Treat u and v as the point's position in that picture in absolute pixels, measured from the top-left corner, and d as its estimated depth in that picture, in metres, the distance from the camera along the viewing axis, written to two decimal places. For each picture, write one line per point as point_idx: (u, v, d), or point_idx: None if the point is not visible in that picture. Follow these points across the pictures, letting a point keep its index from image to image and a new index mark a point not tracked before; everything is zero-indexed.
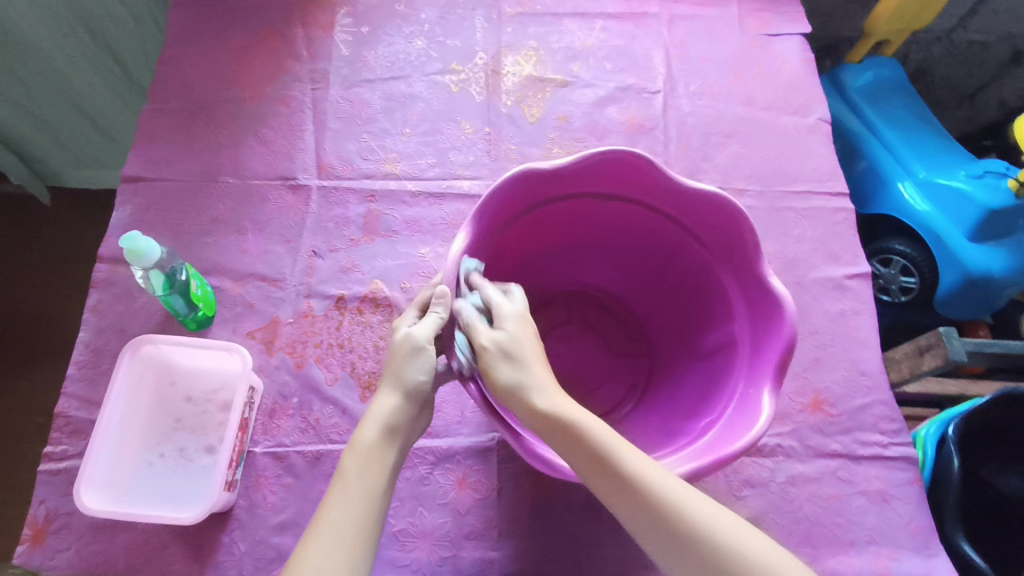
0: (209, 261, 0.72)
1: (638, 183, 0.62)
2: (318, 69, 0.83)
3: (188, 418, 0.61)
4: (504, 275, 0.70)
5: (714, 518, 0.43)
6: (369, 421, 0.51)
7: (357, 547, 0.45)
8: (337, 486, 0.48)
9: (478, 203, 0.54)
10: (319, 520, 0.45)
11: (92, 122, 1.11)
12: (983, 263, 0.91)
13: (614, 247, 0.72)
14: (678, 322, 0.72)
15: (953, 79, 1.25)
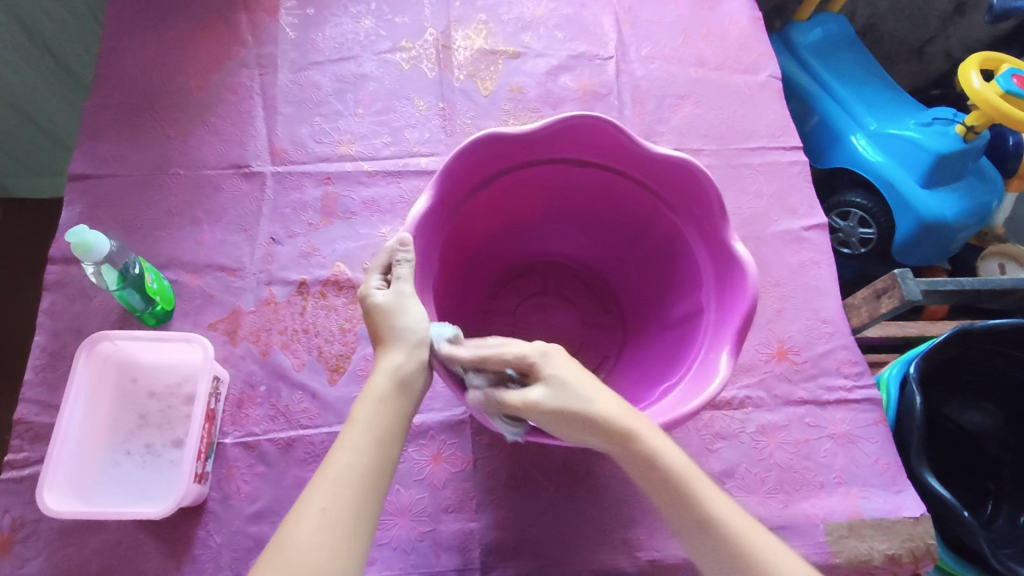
0: (165, 255, 0.70)
1: (601, 151, 0.60)
2: (265, 54, 0.80)
3: (153, 414, 0.60)
4: (473, 245, 0.68)
5: (743, 523, 0.46)
6: (382, 371, 0.50)
7: (365, 491, 0.45)
8: (351, 432, 0.47)
9: (444, 164, 0.54)
10: (329, 463, 0.46)
11: (34, 124, 1.07)
12: (937, 208, 0.93)
13: (589, 219, 0.71)
14: (650, 292, 0.70)
15: (899, 33, 1.27)
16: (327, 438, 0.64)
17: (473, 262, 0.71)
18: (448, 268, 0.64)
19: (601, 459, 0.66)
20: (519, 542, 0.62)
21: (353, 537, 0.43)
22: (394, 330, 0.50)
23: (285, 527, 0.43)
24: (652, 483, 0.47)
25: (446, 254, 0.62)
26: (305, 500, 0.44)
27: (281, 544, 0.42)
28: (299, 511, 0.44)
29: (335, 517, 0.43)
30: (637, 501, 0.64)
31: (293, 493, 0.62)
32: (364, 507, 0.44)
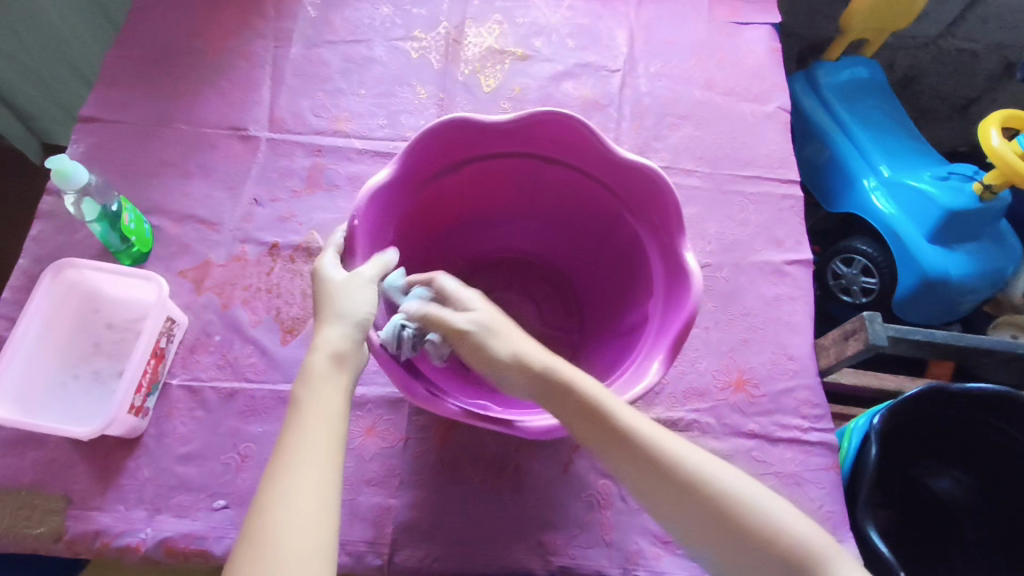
0: (152, 201, 0.74)
1: (570, 149, 0.61)
2: (282, 28, 0.85)
3: (107, 343, 0.63)
4: (440, 228, 0.70)
5: (695, 457, 0.48)
6: (316, 350, 0.48)
7: (328, 471, 0.44)
8: (295, 417, 0.46)
9: (408, 142, 0.55)
10: (281, 451, 0.44)
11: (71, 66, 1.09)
12: (942, 265, 0.89)
13: (560, 219, 0.72)
14: (609, 301, 0.70)
15: (943, 88, 1.22)
16: (267, 395, 0.65)
17: (440, 245, 0.73)
18: (408, 246, 0.66)
19: (534, 460, 0.65)
20: (434, 527, 0.61)
21: (321, 514, 0.42)
22: (334, 306, 0.48)
23: (252, 519, 0.42)
24: (592, 432, 0.48)
25: (406, 232, 0.64)
26: (265, 490, 0.43)
27: (252, 535, 0.41)
28: (263, 501, 0.42)
29: (297, 499, 0.42)
30: (560, 506, 0.63)
31: (224, 442, 0.63)
32: (325, 484, 0.43)
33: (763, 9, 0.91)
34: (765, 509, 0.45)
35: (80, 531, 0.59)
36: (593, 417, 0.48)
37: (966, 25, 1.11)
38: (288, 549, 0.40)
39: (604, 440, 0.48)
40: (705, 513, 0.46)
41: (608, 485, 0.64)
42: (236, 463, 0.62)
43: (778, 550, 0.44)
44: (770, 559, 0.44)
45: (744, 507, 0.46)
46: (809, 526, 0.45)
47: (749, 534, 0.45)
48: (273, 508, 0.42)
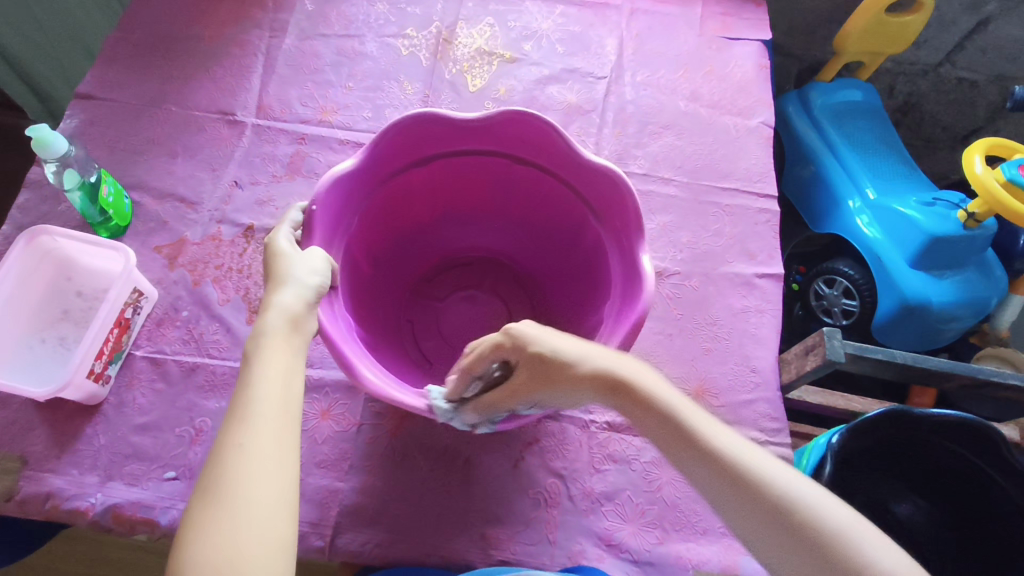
0: (136, 178, 0.76)
1: (540, 150, 0.61)
2: (279, 19, 0.88)
3: (75, 311, 0.65)
4: (412, 220, 0.72)
5: (769, 461, 0.46)
6: (270, 312, 0.47)
7: (280, 422, 0.43)
8: (249, 372, 0.44)
9: (378, 132, 0.56)
10: (235, 405, 0.43)
11: (74, 37, 1.09)
12: (922, 291, 0.88)
13: (530, 221, 0.72)
14: (570, 304, 0.71)
15: (943, 117, 1.19)
16: (228, 371, 0.66)
17: (411, 239, 0.74)
18: (376, 236, 0.67)
19: (484, 453, 0.64)
20: (378, 513, 0.61)
21: (283, 466, 0.41)
22: (288, 275, 0.48)
23: (207, 474, 0.41)
24: (674, 445, 0.47)
25: (374, 222, 0.65)
26: (221, 444, 0.41)
27: (210, 488, 0.40)
28: (220, 453, 0.41)
29: (255, 450, 0.41)
30: (508, 502, 0.62)
31: (181, 415, 0.64)
32: (285, 436, 0.43)
33: (754, 26, 0.92)
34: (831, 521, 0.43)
35: (32, 492, 0.59)
36: (686, 439, 0.46)
37: (966, 54, 1.07)
38: (250, 500, 0.39)
39: (688, 455, 0.46)
40: (791, 529, 0.43)
41: (557, 483, 0.63)
42: (190, 437, 0.63)
43: (851, 567, 0.41)
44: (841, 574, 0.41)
45: (819, 519, 0.43)
46: (873, 534, 0.42)
47: (827, 551, 0.42)
48: (232, 460, 0.40)
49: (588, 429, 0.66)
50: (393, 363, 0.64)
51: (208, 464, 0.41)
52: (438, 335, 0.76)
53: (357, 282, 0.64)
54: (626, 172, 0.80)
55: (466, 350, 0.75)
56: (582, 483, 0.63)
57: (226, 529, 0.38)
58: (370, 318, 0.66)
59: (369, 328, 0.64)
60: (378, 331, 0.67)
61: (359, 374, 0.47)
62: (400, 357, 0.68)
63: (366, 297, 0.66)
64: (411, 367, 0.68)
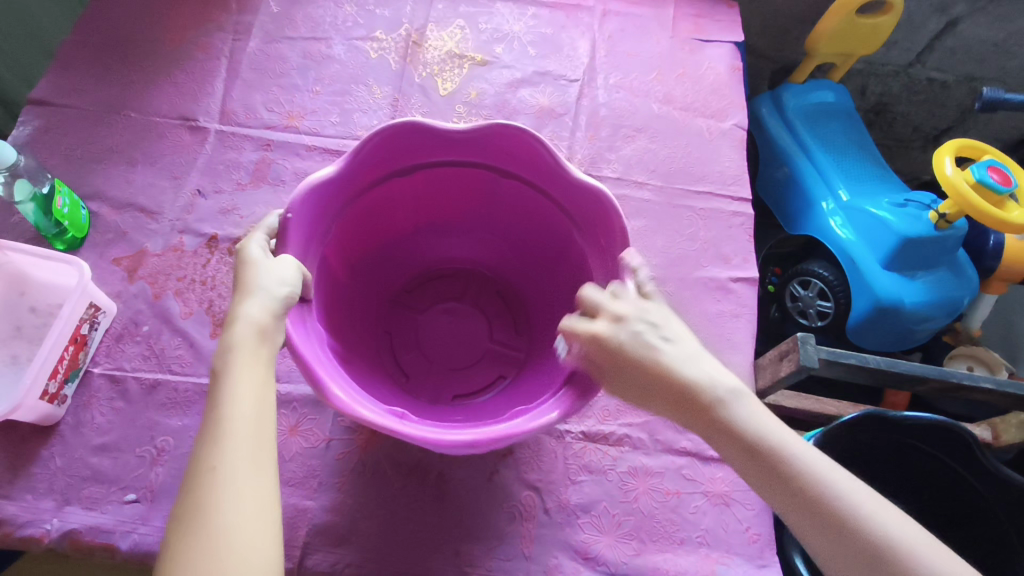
0: (94, 188, 0.73)
1: (527, 163, 0.59)
2: (243, 22, 0.85)
3: (29, 327, 0.62)
4: (395, 229, 0.70)
5: (861, 495, 0.41)
6: (237, 323, 0.44)
7: (254, 440, 0.41)
8: (218, 387, 0.42)
9: (358, 141, 0.54)
10: (208, 424, 0.41)
11: (28, 35, 1.05)
12: (894, 291, 0.88)
13: (515, 233, 0.70)
14: (551, 320, 0.69)
15: (914, 118, 1.20)
16: (191, 388, 0.64)
17: (393, 247, 0.73)
18: (357, 245, 0.66)
19: (458, 466, 0.63)
20: (348, 532, 0.59)
21: (262, 486, 0.40)
22: (254, 285, 0.45)
23: (183, 501, 0.39)
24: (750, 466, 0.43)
25: (355, 232, 0.63)
26: (193, 468, 0.40)
27: (189, 515, 0.38)
28: (194, 477, 0.39)
29: (232, 472, 0.39)
30: (482, 516, 0.61)
31: (142, 435, 0.61)
32: (261, 454, 0.41)
33: (726, 28, 0.91)
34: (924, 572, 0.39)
35: None
36: (762, 459, 0.43)
37: (935, 55, 1.08)
38: (232, 527, 0.38)
39: (762, 476, 0.43)
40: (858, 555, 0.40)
41: (533, 496, 0.62)
42: (151, 457, 0.60)
43: None
44: None
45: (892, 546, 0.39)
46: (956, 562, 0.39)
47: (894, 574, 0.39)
48: (208, 485, 0.38)
49: (564, 439, 0.65)
50: (369, 377, 0.62)
51: (184, 490, 0.39)
52: (417, 347, 0.74)
53: (334, 295, 0.62)
54: (600, 177, 0.79)
55: (446, 365, 0.73)
56: (558, 495, 0.62)
57: (206, 559, 0.37)
58: (346, 330, 0.64)
59: (345, 341, 0.62)
60: (353, 343, 0.64)
61: (328, 391, 0.44)
62: (376, 371, 0.66)
63: (344, 310, 0.65)
64: (389, 382, 0.66)
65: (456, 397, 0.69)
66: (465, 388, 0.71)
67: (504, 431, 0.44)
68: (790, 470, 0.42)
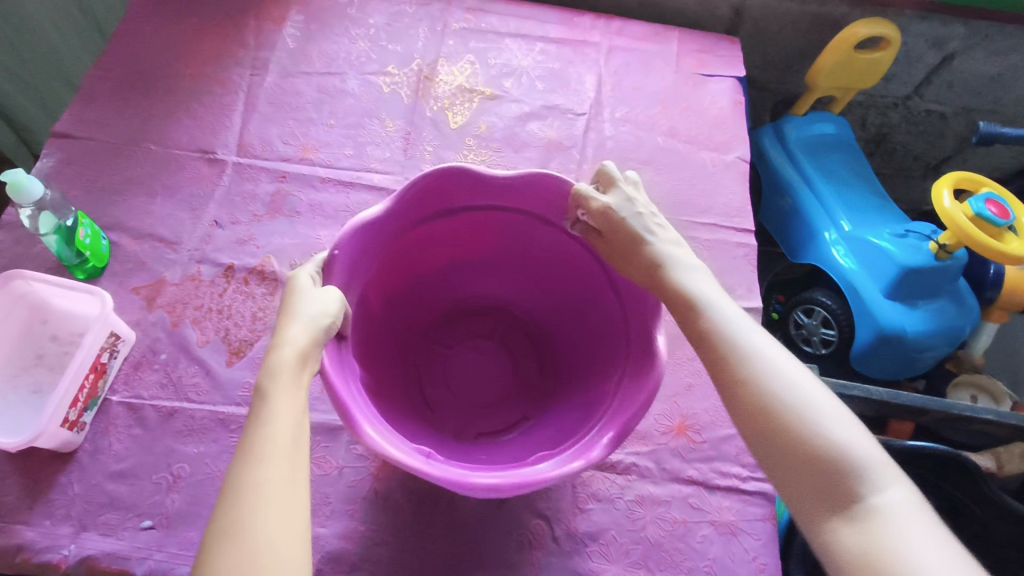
0: (115, 218, 0.75)
1: (565, 211, 0.61)
2: (260, 57, 0.88)
3: (50, 355, 0.64)
4: (431, 265, 0.71)
5: (766, 354, 0.45)
6: (282, 347, 0.46)
7: (293, 459, 0.42)
8: (259, 408, 0.44)
9: (411, 180, 0.56)
10: (250, 441, 0.42)
11: (54, 68, 1.09)
12: (897, 321, 0.89)
13: (548, 275, 0.71)
14: (580, 364, 0.69)
15: (914, 148, 1.22)
16: (207, 416, 0.65)
17: (425, 282, 0.73)
18: (389, 280, 0.67)
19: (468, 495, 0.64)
20: (360, 560, 0.60)
21: (298, 509, 0.40)
22: (300, 312, 0.47)
23: (221, 520, 0.39)
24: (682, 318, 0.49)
25: (391, 267, 0.65)
26: (234, 484, 0.40)
27: (227, 529, 0.39)
28: (235, 495, 0.39)
29: (275, 492, 0.40)
30: (492, 544, 0.61)
31: (158, 462, 0.62)
32: (297, 477, 0.42)
33: (728, 63, 0.94)
34: (864, 454, 0.41)
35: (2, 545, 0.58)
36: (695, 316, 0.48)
37: (933, 88, 1.10)
38: (271, 543, 0.38)
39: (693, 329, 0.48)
40: (745, 409, 0.43)
41: (542, 524, 0.63)
42: (167, 483, 0.61)
43: (801, 439, 0.41)
44: (798, 455, 0.41)
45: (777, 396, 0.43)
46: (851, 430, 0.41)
47: (773, 418, 0.42)
48: (251, 503, 0.39)
49: None
50: (393, 408, 0.62)
51: (222, 507, 0.40)
52: (444, 383, 0.73)
53: (367, 328, 0.63)
54: None
55: (472, 402, 0.72)
56: (566, 524, 0.63)
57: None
58: (373, 364, 0.64)
59: (373, 373, 0.62)
60: (381, 377, 0.64)
61: (361, 426, 0.45)
62: (401, 405, 0.65)
63: (374, 343, 0.65)
64: (413, 414, 0.66)
65: (480, 433, 0.68)
66: (489, 424, 0.69)
67: (531, 476, 0.45)
68: (710, 324, 0.47)
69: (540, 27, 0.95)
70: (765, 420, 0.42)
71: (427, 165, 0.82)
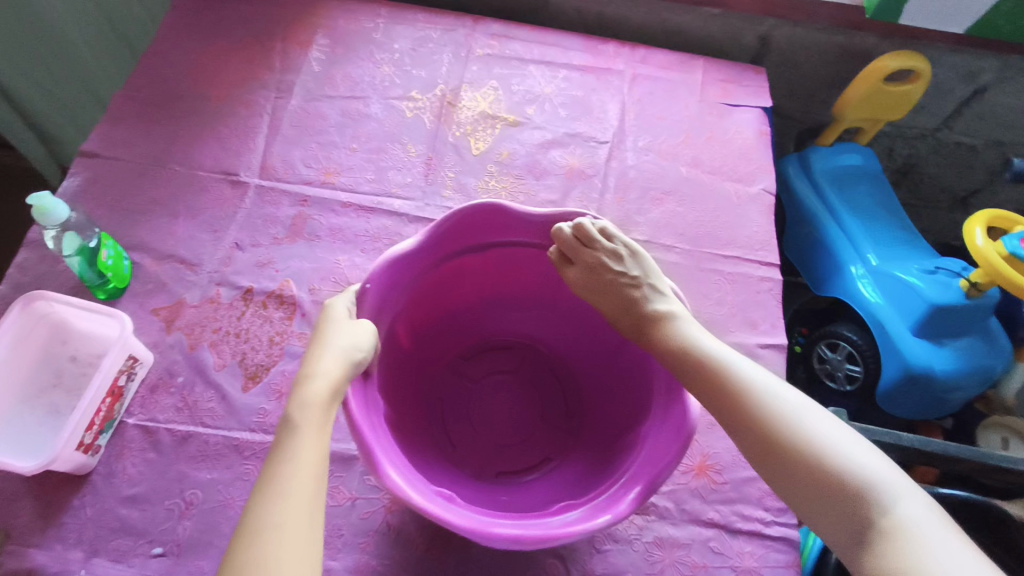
0: (137, 239, 0.76)
1: None
2: (285, 80, 0.89)
3: (69, 377, 0.64)
4: (461, 300, 0.71)
5: (768, 384, 0.48)
6: (315, 380, 0.46)
7: (315, 498, 0.41)
8: (286, 440, 0.43)
9: (445, 216, 0.56)
10: (275, 475, 0.41)
11: (84, 84, 1.11)
12: (925, 359, 0.86)
13: (578, 314, 0.70)
14: (609, 407, 0.67)
15: (942, 180, 1.20)
16: (221, 441, 0.64)
17: (454, 315, 0.73)
18: (419, 311, 0.66)
19: None
20: None
21: (314, 550, 0.39)
22: (333, 344, 0.48)
23: (238, 555, 0.38)
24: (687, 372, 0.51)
25: (421, 300, 0.65)
26: (255, 519, 0.39)
27: (242, 567, 0.37)
28: (254, 532, 0.38)
29: (294, 532, 0.39)
30: None
31: (171, 487, 0.62)
32: (317, 516, 0.41)
33: (754, 93, 0.93)
34: (873, 469, 0.43)
35: (13, 568, 0.57)
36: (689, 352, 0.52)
37: (963, 120, 1.08)
38: None
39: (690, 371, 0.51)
40: (756, 439, 0.46)
41: (556, 564, 0.61)
42: (179, 510, 0.61)
43: (798, 457, 0.44)
44: (808, 478, 0.44)
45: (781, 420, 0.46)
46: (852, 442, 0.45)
47: (779, 443, 0.45)
48: (270, 541, 0.38)
49: None
50: (414, 443, 0.61)
51: (240, 538, 0.39)
52: (467, 419, 0.72)
53: (391, 361, 0.62)
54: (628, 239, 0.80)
55: (493, 440, 0.70)
56: (582, 565, 0.61)
57: None
58: (395, 396, 0.63)
59: (396, 408, 0.61)
60: (403, 410, 0.64)
61: (382, 469, 0.44)
62: (423, 440, 0.64)
63: (398, 374, 0.65)
64: (433, 450, 0.64)
65: (500, 474, 0.66)
66: (511, 465, 0.68)
67: (555, 530, 0.44)
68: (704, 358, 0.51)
69: (564, 54, 0.95)
70: (777, 450, 0.45)
71: (448, 192, 0.81)
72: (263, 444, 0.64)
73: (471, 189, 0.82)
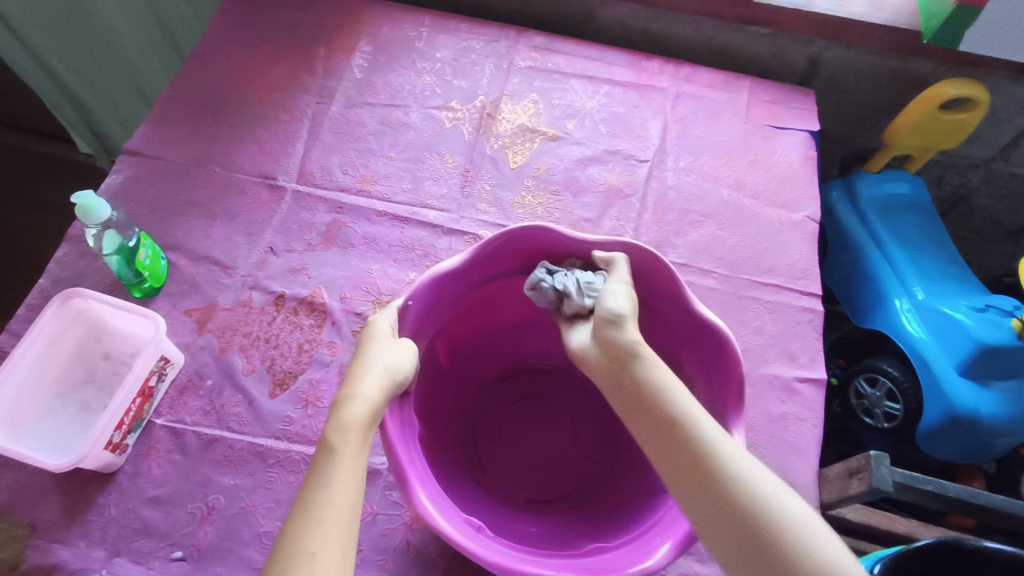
0: (175, 239, 0.76)
1: (652, 284, 0.60)
2: (327, 86, 0.89)
3: (101, 375, 0.64)
4: (502, 320, 0.70)
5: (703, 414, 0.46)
6: (353, 402, 0.45)
7: (351, 525, 0.40)
8: (322, 465, 0.42)
9: (491, 238, 0.56)
10: (310, 501, 0.40)
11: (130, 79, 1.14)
12: (970, 401, 0.82)
13: None
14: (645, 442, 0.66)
15: (993, 212, 1.16)
16: (246, 448, 0.64)
17: (493, 335, 0.73)
18: (459, 330, 0.66)
19: None
20: None
21: None
22: (374, 364, 0.47)
23: None
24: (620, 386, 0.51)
25: (462, 318, 0.65)
26: (289, 546, 0.38)
27: None
28: (287, 562, 0.37)
29: (328, 561, 0.38)
30: None
31: (195, 491, 0.62)
32: (351, 545, 0.39)
33: (801, 116, 0.91)
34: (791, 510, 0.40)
35: (37, 564, 0.58)
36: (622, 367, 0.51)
37: (1020, 152, 1.03)
38: None
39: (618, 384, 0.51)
40: (675, 456, 0.45)
41: None
42: (201, 515, 0.61)
43: (722, 488, 0.42)
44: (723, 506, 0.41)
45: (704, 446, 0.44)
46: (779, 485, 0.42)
47: (701, 465, 0.43)
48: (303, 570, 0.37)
49: None
50: (443, 464, 0.60)
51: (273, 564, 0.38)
52: (499, 441, 0.71)
53: (427, 379, 0.62)
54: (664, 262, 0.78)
55: (524, 466, 0.69)
56: None
57: None
58: (429, 414, 0.63)
59: (429, 428, 0.61)
60: (435, 428, 0.63)
61: (414, 495, 0.43)
62: (452, 459, 0.63)
63: (432, 391, 0.64)
64: (462, 470, 0.63)
65: (528, 501, 0.65)
66: (539, 493, 0.66)
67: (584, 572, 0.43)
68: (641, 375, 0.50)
69: (607, 70, 0.93)
70: (698, 476, 0.43)
71: (484, 205, 0.80)
72: (287, 453, 0.64)
73: (507, 203, 0.81)
